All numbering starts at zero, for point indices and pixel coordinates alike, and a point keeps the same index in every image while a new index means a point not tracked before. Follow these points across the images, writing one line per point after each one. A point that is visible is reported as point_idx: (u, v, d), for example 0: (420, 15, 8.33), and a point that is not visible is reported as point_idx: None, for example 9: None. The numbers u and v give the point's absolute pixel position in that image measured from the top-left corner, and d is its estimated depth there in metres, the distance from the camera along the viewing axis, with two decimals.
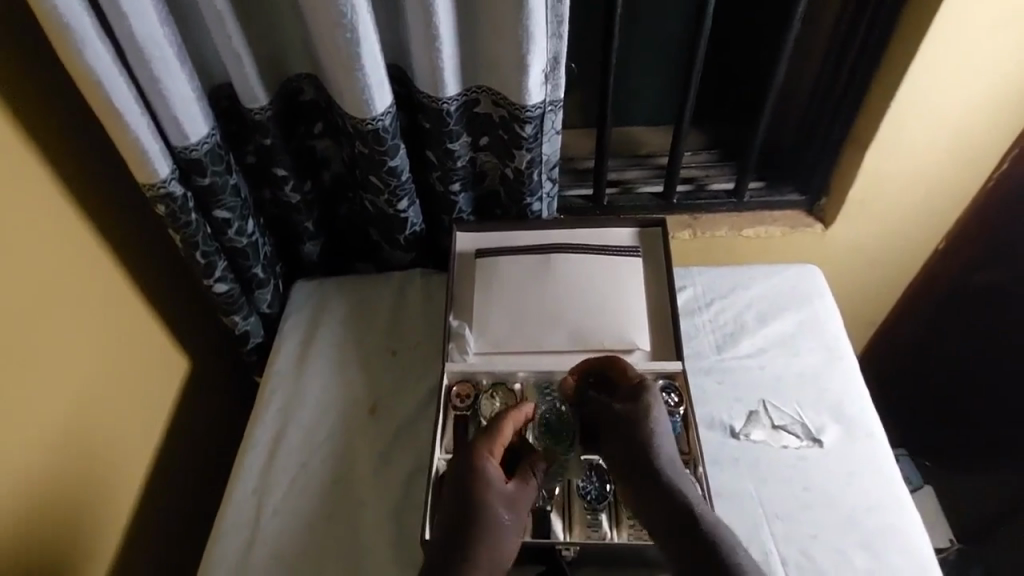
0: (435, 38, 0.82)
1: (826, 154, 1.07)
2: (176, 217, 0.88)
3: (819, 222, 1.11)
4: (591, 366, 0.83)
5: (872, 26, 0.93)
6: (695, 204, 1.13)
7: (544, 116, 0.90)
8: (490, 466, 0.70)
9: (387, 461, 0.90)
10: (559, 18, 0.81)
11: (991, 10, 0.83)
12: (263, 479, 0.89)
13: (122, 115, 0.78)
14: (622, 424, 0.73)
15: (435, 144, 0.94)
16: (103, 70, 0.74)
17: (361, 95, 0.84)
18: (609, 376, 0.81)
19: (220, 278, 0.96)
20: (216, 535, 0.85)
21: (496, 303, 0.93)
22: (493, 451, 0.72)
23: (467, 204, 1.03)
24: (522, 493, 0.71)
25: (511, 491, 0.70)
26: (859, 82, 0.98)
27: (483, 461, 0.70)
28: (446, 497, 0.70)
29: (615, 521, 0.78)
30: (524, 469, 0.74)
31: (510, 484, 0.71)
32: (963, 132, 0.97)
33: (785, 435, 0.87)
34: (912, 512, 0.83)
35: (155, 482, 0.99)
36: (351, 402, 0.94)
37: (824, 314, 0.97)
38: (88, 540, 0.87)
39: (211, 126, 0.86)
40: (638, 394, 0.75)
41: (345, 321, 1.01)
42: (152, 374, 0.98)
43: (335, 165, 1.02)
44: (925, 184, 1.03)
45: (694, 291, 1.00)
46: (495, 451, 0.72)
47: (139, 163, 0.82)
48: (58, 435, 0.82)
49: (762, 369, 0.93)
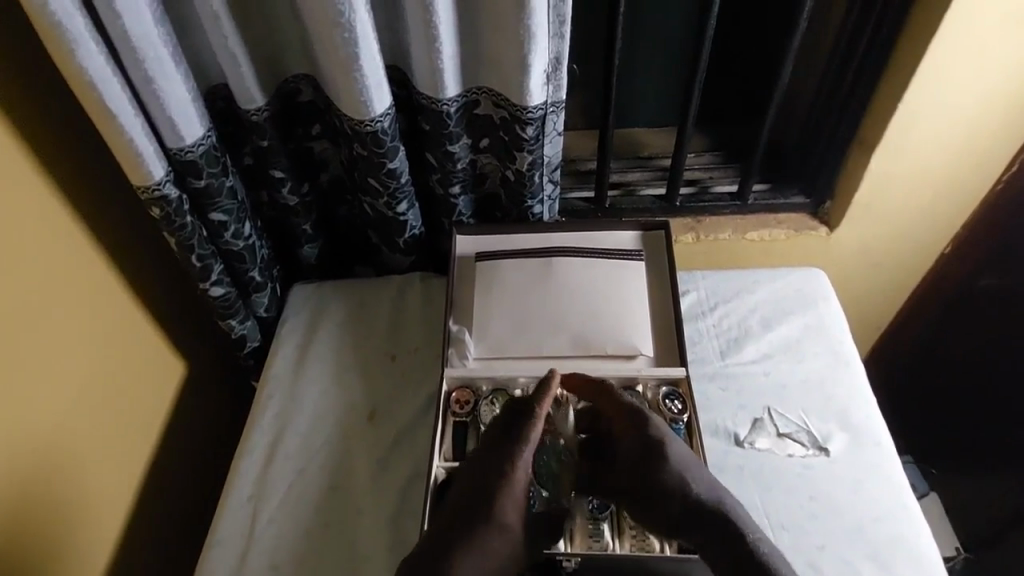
0: (434, 37, 0.80)
1: (832, 157, 1.05)
2: (170, 220, 0.86)
3: (824, 225, 1.10)
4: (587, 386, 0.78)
5: (879, 25, 0.91)
6: (699, 207, 1.12)
7: (545, 118, 0.88)
8: (507, 481, 0.69)
9: (386, 467, 0.88)
10: (562, 18, 0.80)
11: (1002, 11, 0.82)
12: (259, 486, 0.87)
13: (115, 116, 0.76)
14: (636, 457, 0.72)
15: (435, 146, 0.93)
16: (96, 70, 0.72)
17: (359, 95, 0.83)
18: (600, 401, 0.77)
19: (216, 281, 0.94)
20: (210, 544, 0.84)
21: (497, 308, 0.92)
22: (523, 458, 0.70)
23: (467, 207, 1.02)
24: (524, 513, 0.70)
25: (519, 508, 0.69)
26: (866, 82, 0.96)
27: (508, 476, 0.69)
28: (457, 504, 0.69)
29: (618, 531, 0.77)
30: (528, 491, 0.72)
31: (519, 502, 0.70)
32: (972, 134, 0.95)
33: (791, 443, 0.85)
34: (921, 523, 0.81)
35: (151, 488, 0.97)
36: (349, 408, 0.93)
37: (830, 319, 0.96)
38: (82, 547, 0.85)
39: (207, 127, 0.85)
40: (642, 425, 0.73)
41: (343, 326, 1.00)
42: (148, 378, 0.97)
43: (334, 167, 1.00)
44: (933, 187, 1.02)
45: (697, 296, 0.99)
46: (524, 461, 0.70)
47: (133, 165, 0.80)
48: (51, 442, 0.81)
49: (768, 375, 0.91)
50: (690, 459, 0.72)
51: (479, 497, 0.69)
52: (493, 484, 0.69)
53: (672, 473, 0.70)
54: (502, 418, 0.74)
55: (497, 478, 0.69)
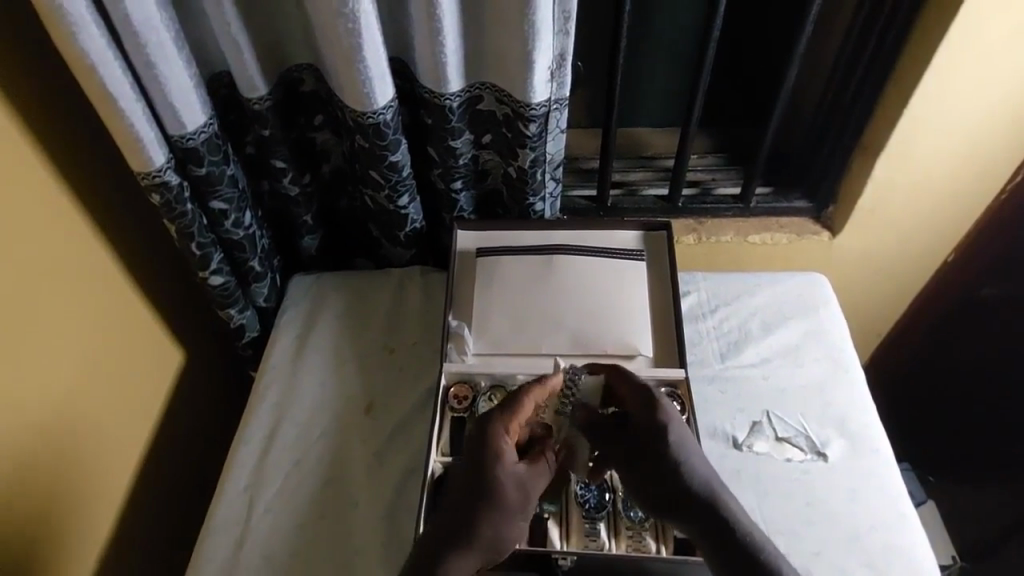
0: (438, 30, 0.80)
1: (835, 161, 1.04)
2: (170, 207, 0.85)
3: (826, 230, 1.09)
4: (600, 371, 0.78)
5: (885, 32, 0.91)
6: (701, 208, 1.11)
7: (548, 115, 0.88)
8: (502, 449, 0.69)
9: (382, 462, 0.87)
10: (567, 15, 0.79)
11: (1007, 19, 0.81)
12: (255, 477, 0.87)
13: (116, 100, 0.75)
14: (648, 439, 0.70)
15: (437, 140, 0.92)
16: (97, 53, 0.72)
17: (361, 86, 0.82)
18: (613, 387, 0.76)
19: (215, 270, 0.94)
20: (204, 534, 0.83)
21: (497, 306, 0.91)
22: (510, 429, 0.71)
23: (468, 202, 1.01)
24: (532, 478, 0.69)
25: (520, 477, 0.69)
26: (873, 85, 0.96)
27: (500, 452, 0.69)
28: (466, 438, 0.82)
29: (614, 532, 0.76)
30: (538, 451, 0.72)
31: (520, 469, 0.69)
32: (976, 144, 0.95)
33: (789, 447, 0.85)
34: (921, 532, 0.81)
35: (144, 478, 0.96)
36: (346, 401, 0.92)
37: (830, 323, 0.95)
38: (73, 535, 0.85)
39: (209, 114, 0.84)
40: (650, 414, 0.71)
41: (341, 319, 0.99)
42: (144, 366, 0.96)
43: (336, 158, 0.99)
44: (937, 194, 1.01)
45: (698, 298, 0.98)
46: (513, 434, 0.71)
47: (134, 150, 0.80)
48: (44, 428, 0.80)
49: (766, 379, 0.91)
50: (691, 442, 0.70)
51: (478, 477, 0.67)
52: (488, 461, 0.68)
53: (673, 463, 0.68)
54: (520, 394, 0.73)
55: (489, 453, 0.68)
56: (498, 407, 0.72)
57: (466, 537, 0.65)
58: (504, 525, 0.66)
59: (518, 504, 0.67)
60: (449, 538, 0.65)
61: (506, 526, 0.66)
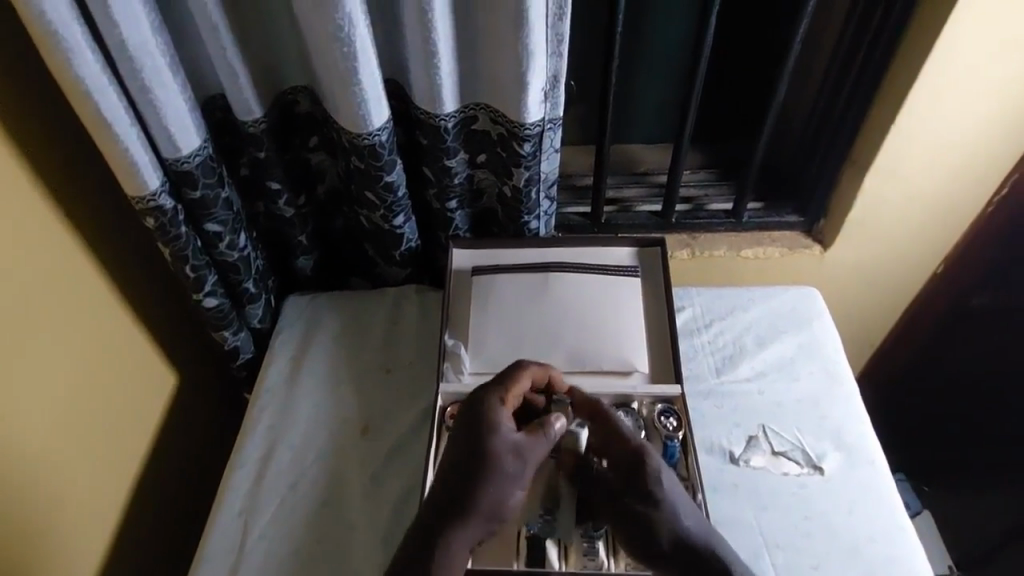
0: (433, 53, 0.80)
1: (826, 175, 1.05)
2: (164, 230, 0.86)
3: (818, 243, 1.10)
4: (589, 409, 0.77)
5: (872, 50, 0.93)
6: (694, 224, 1.12)
7: (543, 134, 0.88)
8: (495, 422, 0.71)
9: (379, 483, 0.87)
10: (559, 37, 0.80)
11: (991, 37, 0.83)
12: (251, 500, 0.86)
13: (111, 125, 0.76)
14: (632, 485, 0.70)
15: (432, 160, 0.92)
16: (93, 80, 0.72)
17: (357, 108, 0.83)
18: (601, 429, 0.75)
19: (209, 292, 0.94)
20: (200, 558, 0.83)
21: (493, 324, 0.91)
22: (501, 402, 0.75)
23: (464, 221, 1.02)
24: (529, 447, 0.71)
25: (517, 445, 0.70)
26: (862, 100, 0.97)
27: (491, 423, 0.71)
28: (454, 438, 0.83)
29: (614, 550, 0.76)
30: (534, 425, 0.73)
31: (516, 438, 0.71)
32: (964, 157, 0.96)
33: (786, 461, 0.86)
34: (917, 545, 0.81)
35: (139, 500, 0.96)
36: (343, 422, 0.92)
37: (824, 336, 0.96)
38: (67, 560, 0.84)
39: (204, 137, 0.84)
40: (636, 461, 0.71)
41: (337, 339, 0.99)
42: (138, 389, 0.96)
43: (331, 179, 1.00)
44: (926, 207, 1.02)
45: (692, 312, 0.99)
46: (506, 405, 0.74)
47: (128, 175, 0.80)
48: (41, 451, 0.80)
49: (762, 394, 0.91)
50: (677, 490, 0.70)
51: (472, 450, 0.69)
52: (483, 433, 0.70)
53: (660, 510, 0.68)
54: (509, 376, 0.77)
55: (484, 428, 0.71)
56: (491, 385, 0.76)
57: (460, 509, 0.67)
58: (499, 492, 0.68)
59: (514, 469, 0.69)
60: (447, 514, 0.67)
61: (498, 491, 0.68)
